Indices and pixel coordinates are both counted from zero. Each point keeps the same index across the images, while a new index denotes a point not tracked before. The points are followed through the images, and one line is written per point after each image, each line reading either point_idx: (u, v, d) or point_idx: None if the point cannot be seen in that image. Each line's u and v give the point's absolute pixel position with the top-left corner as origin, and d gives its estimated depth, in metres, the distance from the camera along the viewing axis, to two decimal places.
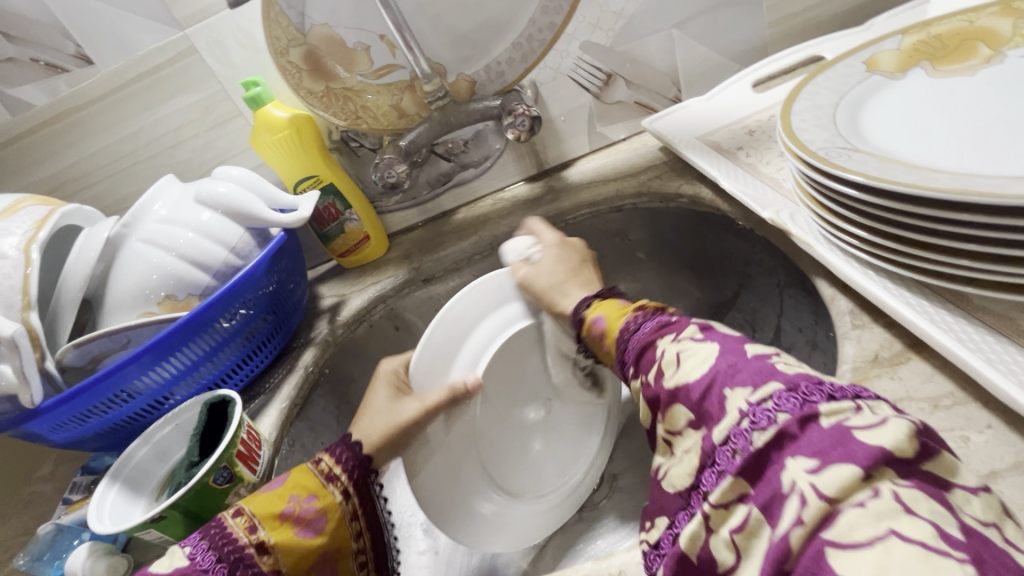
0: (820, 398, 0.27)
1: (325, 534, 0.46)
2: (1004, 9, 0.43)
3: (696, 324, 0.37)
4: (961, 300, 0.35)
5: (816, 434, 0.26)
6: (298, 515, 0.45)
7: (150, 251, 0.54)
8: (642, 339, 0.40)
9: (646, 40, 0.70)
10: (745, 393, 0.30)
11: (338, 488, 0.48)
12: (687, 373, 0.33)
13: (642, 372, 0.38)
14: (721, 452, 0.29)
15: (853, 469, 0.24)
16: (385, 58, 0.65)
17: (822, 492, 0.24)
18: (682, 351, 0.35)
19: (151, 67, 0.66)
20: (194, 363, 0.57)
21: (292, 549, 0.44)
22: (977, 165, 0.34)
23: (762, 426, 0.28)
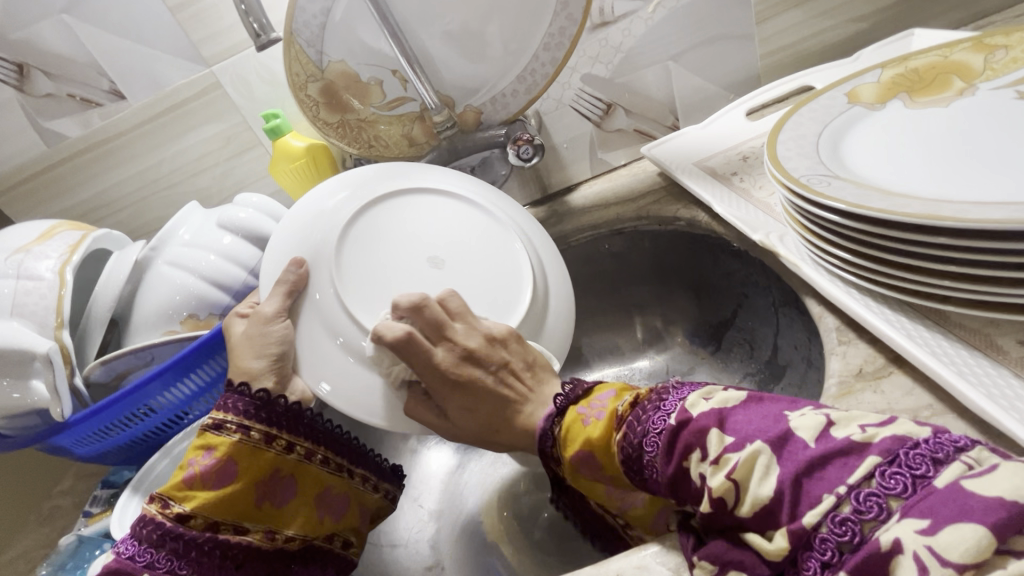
0: (926, 469, 0.27)
1: (241, 473, 0.45)
2: (976, 45, 0.47)
3: (712, 426, 0.33)
4: (939, 317, 0.37)
5: (927, 496, 0.26)
6: (203, 473, 0.44)
7: (175, 272, 0.57)
8: (664, 474, 0.35)
9: (644, 72, 0.73)
10: (840, 477, 0.28)
11: (234, 429, 0.46)
12: (758, 490, 0.30)
13: (687, 501, 0.34)
14: (821, 544, 0.28)
15: (978, 532, 0.24)
16: (396, 92, 0.69)
17: (948, 558, 0.24)
18: (731, 471, 0.31)
19: (178, 101, 0.71)
20: (212, 381, 0.59)
21: (207, 499, 0.44)
22: (946, 192, 0.37)
23: (871, 514, 0.27)
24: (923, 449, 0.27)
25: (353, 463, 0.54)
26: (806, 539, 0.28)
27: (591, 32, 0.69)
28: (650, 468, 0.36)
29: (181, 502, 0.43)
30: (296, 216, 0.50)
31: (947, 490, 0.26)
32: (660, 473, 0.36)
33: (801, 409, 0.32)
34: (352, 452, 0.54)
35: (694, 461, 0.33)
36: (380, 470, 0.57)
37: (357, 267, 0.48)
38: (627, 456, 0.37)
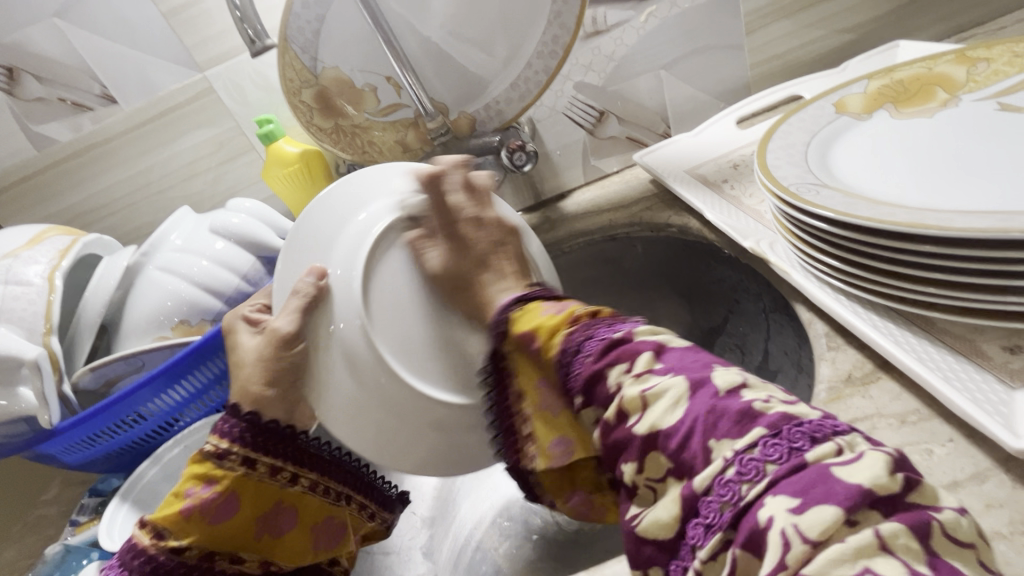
0: (803, 444, 0.26)
1: (242, 507, 0.44)
2: (959, 58, 0.48)
3: (650, 350, 0.34)
4: (926, 323, 0.38)
5: (797, 474, 0.25)
6: (200, 506, 0.43)
7: (166, 278, 0.57)
8: (586, 371, 0.36)
9: (637, 80, 0.74)
10: (730, 441, 0.28)
11: (238, 462, 0.44)
12: (660, 416, 0.31)
13: (594, 405, 0.35)
14: (705, 504, 0.27)
15: (834, 510, 0.23)
16: (391, 99, 0.70)
17: (806, 534, 0.23)
18: (646, 389, 0.32)
19: (171, 106, 0.71)
20: (203, 388, 0.58)
21: (207, 533, 0.44)
22: (931, 201, 0.38)
23: (751, 478, 0.26)
24: (806, 425, 0.26)
25: (354, 490, 0.52)
26: (693, 505, 0.28)
27: (583, 41, 0.70)
28: (581, 362, 0.36)
29: (179, 535, 0.43)
30: (328, 218, 0.47)
31: (816, 468, 0.25)
32: (587, 367, 0.36)
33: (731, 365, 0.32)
34: (355, 481, 0.52)
35: (619, 372, 0.34)
36: (384, 499, 0.55)
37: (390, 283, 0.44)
38: (566, 350, 0.38)
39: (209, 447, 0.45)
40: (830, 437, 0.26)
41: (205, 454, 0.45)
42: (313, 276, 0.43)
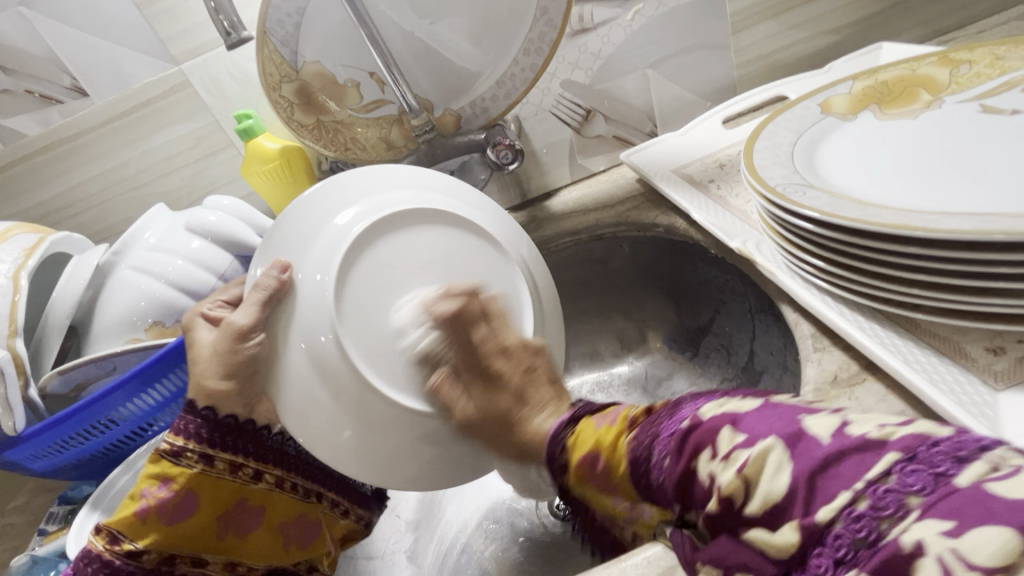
0: (946, 466, 0.23)
1: (200, 507, 0.44)
2: (941, 60, 0.48)
3: (725, 423, 0.31)
4: (911, 325, 0.38)
5: (948, 493, 0.23)
6: (156, 507, 0.42)
7: (139, 278, 0.55)
8: (673, 467, 0.32)
9: (623, 79, 0.74)
10: (853, 474, 0.25)
11: (194, 460, 0.43)
12: (769, 488, 0.27)
13: (695, 504, 0.31)
14: (834, 543, 0.25)
15: (1006, 535, 0.20)
16: (374, 95, 0.69)
17: (972, 561, 0.20)
18: (742, 468, 0.28)
19: (145, 99, 0.68)
20: (177, 392, 0.57)
21: (164, 533, 0.43)
22: (917, 202, 0.38)
23: (889, 512, 0.23)
24: (945, 444, 0.24)
25: (322, 488, 0.52)
26: (816, 536, 0.25)
27: (571, 38, 0.70)
28: (659, 467, 0.33)
29: (133, 537, 0.42)
30: (309, 213, 0.44)
31: (971, 488, 0.22)
32: (669, 475, 0.33)
33: (816, 411, 0.29)
34: (322, 477, 0.52)
35: (705, 461, 0.31)
36: (359, 497, 0.56)
37: (365, 291, 0.43)
38: (636, 456, 0.35)
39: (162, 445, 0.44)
40: (977, 450, 0.24)
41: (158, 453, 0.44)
42: (278, 269, 0.41)
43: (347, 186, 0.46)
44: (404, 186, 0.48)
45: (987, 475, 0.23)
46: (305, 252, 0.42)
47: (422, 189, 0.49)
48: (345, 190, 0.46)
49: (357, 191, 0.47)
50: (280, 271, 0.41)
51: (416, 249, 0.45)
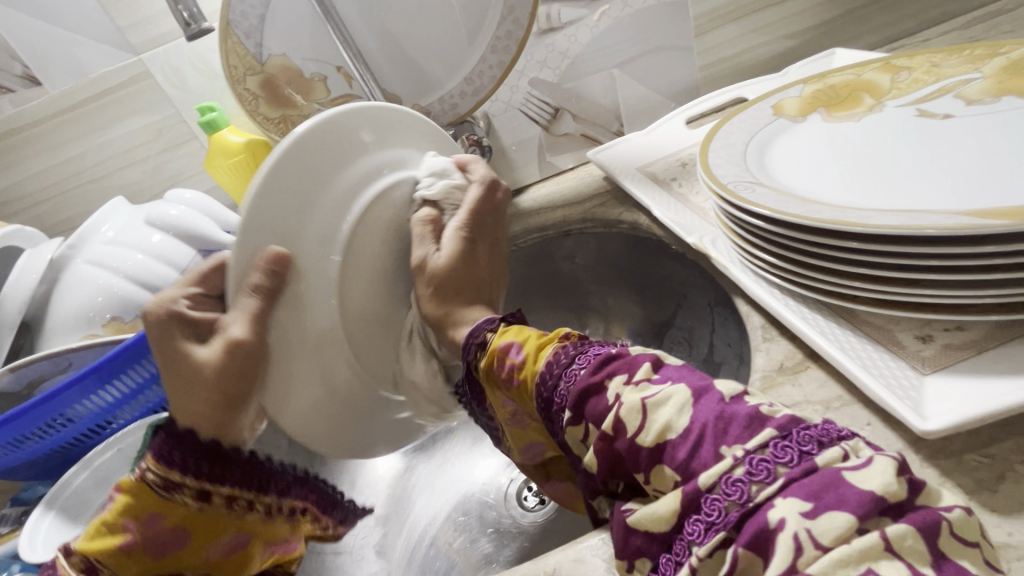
0: (812, 448, 0.28)
1: (190, 543, 0.40)
2: (884, 66, 0.52)
3: (649, 362, 0.36)
4: (850, 315, 0.40)
5: (809, 475, 0.26)
6: (143, 543, 0.39)
7: (97, 272, 0.54)
8: (584, 379, 0.38)
9: (591, 78, 0.75)
10: (740, 444, 0.29)
11: (185, 490, 0.39)
12: (671, 423, 0.32)
13: (588, 417, 0.37)
14: (710, 503, 0.28)
15: (848, 516, 0.24)
16: (341, 89, 0.68)
17: (820, 540, 0.24)
18: (648, 397, 0.33)
19: (103, 90, 0.66)
20: (138, 388, 0.55)
21: (147, 566, 0.40)
22: (855, 199, 0.40)
23: (761, 478, 0.27)
24: (814, 430, 0.28)
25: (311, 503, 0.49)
26: (696, 502, 0.29)
27: (538, 37, 0.71)
28: (571, 376, 0.39)
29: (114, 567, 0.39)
30: (295, 162, 0.38)
31: (829, 471, 0.26)
32: (575, 385, 0.38)
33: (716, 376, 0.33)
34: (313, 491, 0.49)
35: (618, 383, 0.36)
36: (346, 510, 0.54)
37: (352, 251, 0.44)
38: (558, 361, 0.41)
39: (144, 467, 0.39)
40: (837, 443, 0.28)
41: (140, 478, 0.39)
42: (271, 264, 0.36)
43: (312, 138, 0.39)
44: (377, 128, 0.45)
45: (839, 462, 0.27)
46: (302, 223, 0.39)
47: (395, 133, 0.47)
48: (331, 134, 0.41)
49: (341, 134, 0.42)
50: (280, 259, 0.36)
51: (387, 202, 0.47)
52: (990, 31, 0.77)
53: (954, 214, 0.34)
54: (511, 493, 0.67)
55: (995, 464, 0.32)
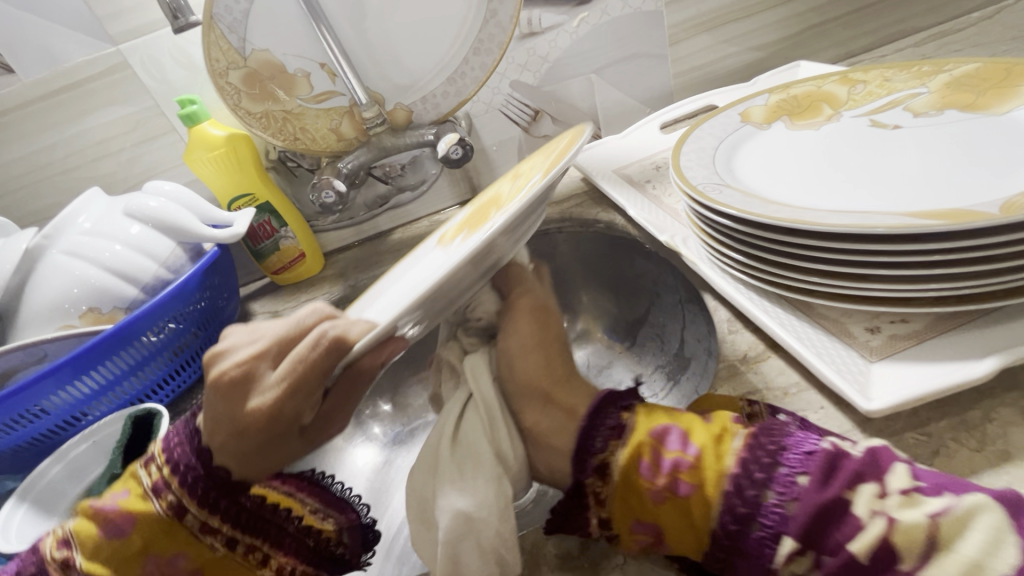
0: None
1: None
2: (842, 79, 0.55)
3: (905, 468, 0.31)
4: (807, 309, 0.44)
5: None
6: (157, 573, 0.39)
7: (72, 263, 0.54)
8: (823, 493, 0.31)
9: (570, 82, 0.78)
10: None
11: (196, 521, 0.39)
12: (985, 559, 0.27)
13: (822, 546, 0.30)
14: None
15: None
16: (324, 85, 0.69)
17: None
18: (936, 514, 0.28)
19: (80, 79, 0.66)
20: (116, 379, 0.55)
21: None
22: (813, 202, 0.43)
23: None
24: None
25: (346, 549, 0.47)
26: None
27: (520, 41, 0.73)
28: (784, 484, 0.32)
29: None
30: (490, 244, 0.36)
31: None
32: (802, 503, 0.31)
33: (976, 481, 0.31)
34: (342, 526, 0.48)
35: (870, 498, 0.30)
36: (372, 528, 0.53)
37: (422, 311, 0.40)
38: (754, 461, 0.33)
39: (166, 493, 0.39)
40: None
41: (165, 509, 0.38)
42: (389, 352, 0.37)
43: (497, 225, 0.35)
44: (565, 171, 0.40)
45: None
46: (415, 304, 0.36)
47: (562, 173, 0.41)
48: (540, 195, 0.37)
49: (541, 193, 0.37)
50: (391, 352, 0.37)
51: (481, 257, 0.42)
52: (940, 49, 0.83)
53: (900, 215, 0.37)
54: None
55: (931, 441, 0.35)
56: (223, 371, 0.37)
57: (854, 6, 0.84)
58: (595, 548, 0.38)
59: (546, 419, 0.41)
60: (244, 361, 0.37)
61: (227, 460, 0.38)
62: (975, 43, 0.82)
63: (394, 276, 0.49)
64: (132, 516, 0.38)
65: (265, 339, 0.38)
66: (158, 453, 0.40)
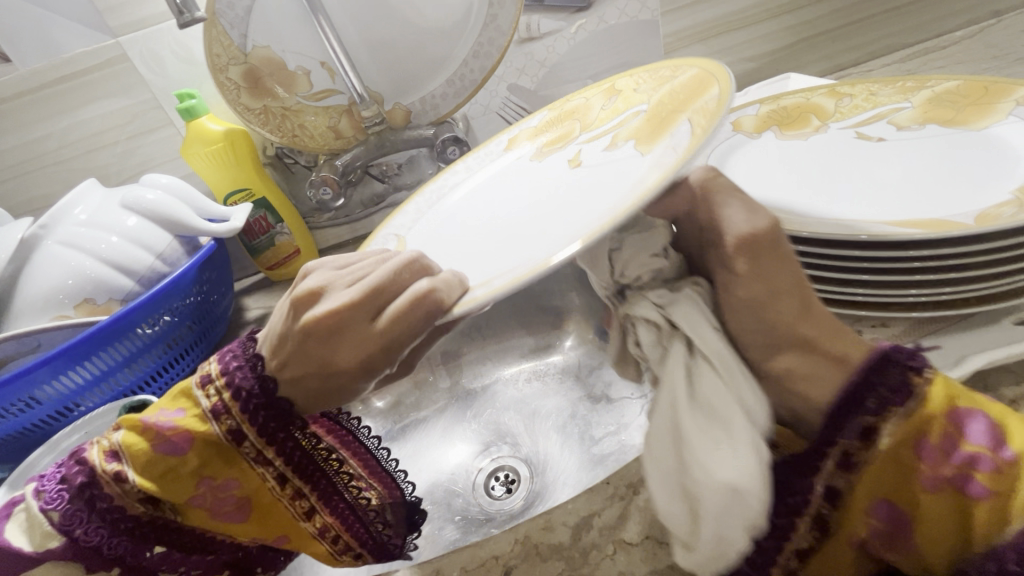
0: None
1: (254, 514, 0.39)
2: (830, 92, 0.57)
3: None
4: None
5: None
6: (211, 496, 0.38)
7: (68, 254, 0.54)
8: None
9: (566, 87, 0.79)
10: None
11: (252, 450, 0.38)
12: None
13: None
14: None
15: None
16: (324, 84, 0.69)
17: None
18: None
19: (78, 70, 0.66)
20: (109, 371, 0.55)
21: (201, 518, 0.38)
22: (801, 208, 0.45)
23: None
24: None
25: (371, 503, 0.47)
26: None
27: (518, 45, 0.74)
28: None
29: (170, 500, 0.37)
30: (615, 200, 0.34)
31: None
32: None
33: None
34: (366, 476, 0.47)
35: None
36: None
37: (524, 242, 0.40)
38: None
39: (225, 418, 0.37)
40: None
41: (223, 433, 0.37)
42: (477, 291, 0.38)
43: (626, 206, 0.30)
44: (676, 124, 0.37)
45: None
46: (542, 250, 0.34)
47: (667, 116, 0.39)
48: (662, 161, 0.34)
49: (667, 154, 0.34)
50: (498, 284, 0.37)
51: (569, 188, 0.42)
52: (924, 65, 0.86)
53: (883, 223, 0.39)
54: (478, 482, 0.61)
55: None
56: (317, 316, 0.34)
57: (842, 21, 0.87)
58: (585, 538, 0.39)
59: (808, 370, 0.31)
60: (338, 310, 0.34)
61: (295, 393, 0.37)
62: (957, 60, 0.84)
63: (432, 205, 0.57)
64: (192, 437, 0.36)
65: (355, 286, 0.35)
66: (215, 374, 0.38)
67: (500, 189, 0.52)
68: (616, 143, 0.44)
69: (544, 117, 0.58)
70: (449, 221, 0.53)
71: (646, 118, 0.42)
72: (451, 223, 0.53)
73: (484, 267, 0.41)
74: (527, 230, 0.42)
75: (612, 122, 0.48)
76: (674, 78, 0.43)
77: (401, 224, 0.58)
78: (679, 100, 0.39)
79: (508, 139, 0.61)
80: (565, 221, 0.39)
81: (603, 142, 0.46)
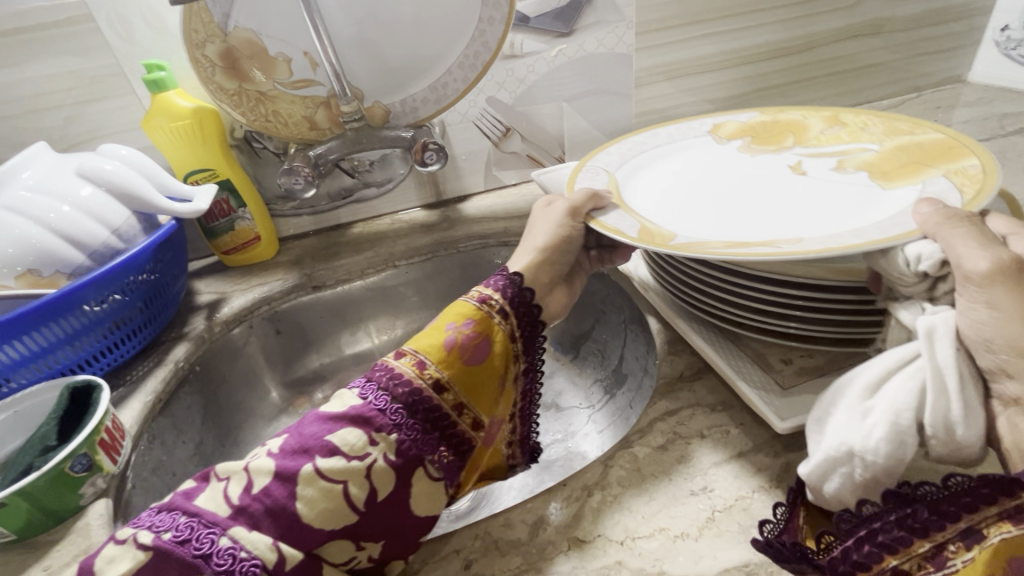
0: None
1: (491, 356, 0.48)
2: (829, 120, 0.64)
3: None
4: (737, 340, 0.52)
5: None
6: (460, 342, 0.46)
7: (14, 219, 0.50)
8: None
9: (541, 106, 0.82)
10: None
11: (496, 311, 0.49)
12: None
13: None
14: None
15: None
16: (304, 73, 0.69)
17: None
18: None
19: (32, 24, 0.61)
20: (49, 347, 0.53)
21: (461, 371, 0.46)
22: None
23: None
24: None
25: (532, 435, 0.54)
26: None
27: (501, 61, 0.77)
28: None
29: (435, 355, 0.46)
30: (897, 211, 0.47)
31: None
32: None
33: None
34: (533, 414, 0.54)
35: None
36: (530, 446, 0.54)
37: (768, 218, 0.52)
38: None
39: (509, 318, 0.50)
40: None
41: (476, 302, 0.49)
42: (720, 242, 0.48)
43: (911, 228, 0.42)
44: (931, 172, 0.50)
45: None
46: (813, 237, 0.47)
47: (919, 161, 0.53)
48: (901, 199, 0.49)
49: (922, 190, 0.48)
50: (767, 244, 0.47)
51: (813, 190, 0.55)
52: None
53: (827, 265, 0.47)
54: None
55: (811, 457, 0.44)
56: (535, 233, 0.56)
57: (792, 78, 0.96)
58: (542, 536, 0.42)
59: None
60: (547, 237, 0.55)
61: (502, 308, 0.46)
62: None
63: (644, 158, 0.65)
64: (487, 339, 0.48)
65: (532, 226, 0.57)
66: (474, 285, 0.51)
67: (719, 163, 0.62)
68: (844, 167, 0.57)
69: (756, 117, 0.68)
70: (672, 173, 0.62)
71: (883, 156, 0.56)
72: (673, 176, 0.61)
73: (736, 225, 0.52)
74: (771, 204, 0.54)
75: (834, 147, 0.60)
76: (915, 135, 0.57)
77: (608, 161, 0.63)
78: (921, 154, 0.54)
79: (712, 123, 0.69)
80: (823, 214, 0.51)
81: (826, 160, 0.59)
